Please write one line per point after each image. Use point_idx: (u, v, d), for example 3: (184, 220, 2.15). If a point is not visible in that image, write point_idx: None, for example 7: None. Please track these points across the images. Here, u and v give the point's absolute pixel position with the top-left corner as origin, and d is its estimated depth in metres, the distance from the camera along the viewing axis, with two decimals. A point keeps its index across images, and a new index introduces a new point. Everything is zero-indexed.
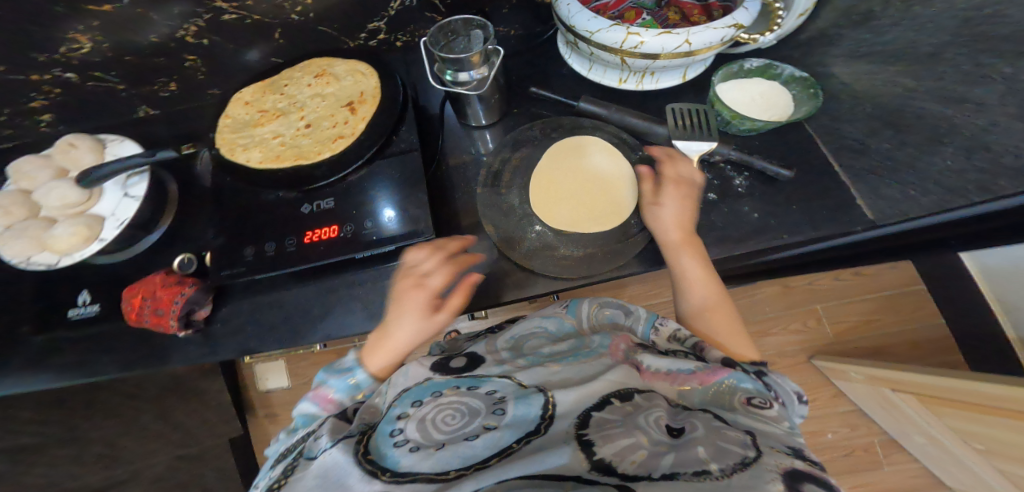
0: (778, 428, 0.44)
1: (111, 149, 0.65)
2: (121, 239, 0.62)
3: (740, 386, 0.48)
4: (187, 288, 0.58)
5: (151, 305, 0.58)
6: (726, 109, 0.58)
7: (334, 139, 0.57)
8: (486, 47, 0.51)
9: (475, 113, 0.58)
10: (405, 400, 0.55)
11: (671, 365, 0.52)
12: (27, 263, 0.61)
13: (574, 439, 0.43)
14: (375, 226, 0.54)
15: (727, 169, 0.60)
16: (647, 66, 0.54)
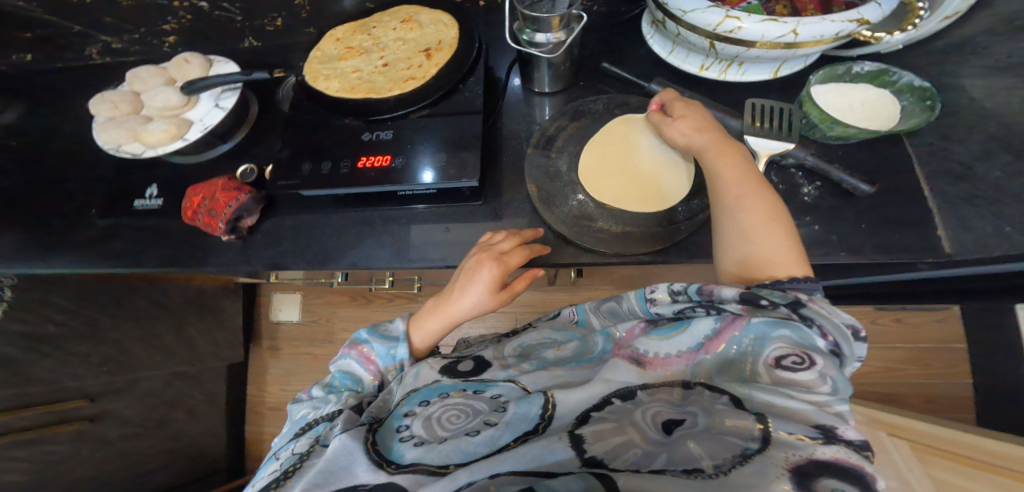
0: (809, 399, 0.38)
1: (216, 69, 0.72)
2: (200, 142, 0.67)
3: (772, 340, 0.42)
4: (243, 194, 0.60)
5: (208, 204, 0.60)
6: (814, 111, 0.53)
7: (396, 77, 0.61)
8: (567, 13, 0.52)
9: (539, 77, 0.61)
10: (415, 396, 0.53)
11: (677, 343, 0.48)
12: (114, 147, 0.66)
13: (567, 436, 0.42)
14: (425, 163, 0.56)
15: (797, 174, 0.56)
16: (737, 54, 0.53)
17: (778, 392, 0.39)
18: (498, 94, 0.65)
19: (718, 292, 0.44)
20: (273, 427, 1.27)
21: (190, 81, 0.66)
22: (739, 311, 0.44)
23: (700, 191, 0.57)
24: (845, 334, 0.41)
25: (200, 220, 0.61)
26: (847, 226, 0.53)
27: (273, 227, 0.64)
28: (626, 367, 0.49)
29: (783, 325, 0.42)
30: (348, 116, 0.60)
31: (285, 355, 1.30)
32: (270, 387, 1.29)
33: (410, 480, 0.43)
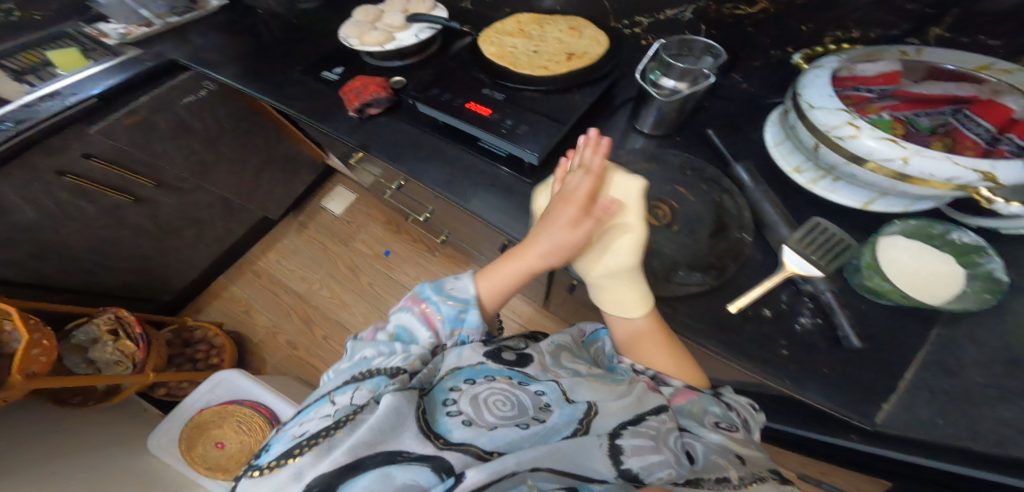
0: (755, 453, 0.50)
1: (436, 13, 0.91)
2: (389, 53, 0.85)
3: (711, 407, 0.54)
4: (382, 92, 0.75)
5: (360, 89, 0.76)
6: (867, 254, 0.53)
7: (536, 59, 0.70)
8: (696, 69, 0.61)
9: (645, 116, 0.68)
10: (459, 374, 0.53)
11: (655, 398, 0.54)
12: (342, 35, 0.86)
13: (606, 444, 0.47)
14: (509, 128, 0.64)
15: (807, 302, 0.56)
16: (832, 166, 0.51)
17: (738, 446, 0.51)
18: (604, 116, 0.72)
19: (667, 378, 0.57)
20: (238, 292, 1.35)
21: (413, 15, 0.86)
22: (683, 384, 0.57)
23: (712, 270, 0.56)
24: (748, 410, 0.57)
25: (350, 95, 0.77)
26: (806, 354, 0.53)
27: (386, 123, 0.78)
28: (649, 395, 0.54)
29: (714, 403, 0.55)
30: (485, 71, 0.71)
31: (305, 234, 1.42)
32: (270, 254, 1.39)
33: (460, 460, 0.45)
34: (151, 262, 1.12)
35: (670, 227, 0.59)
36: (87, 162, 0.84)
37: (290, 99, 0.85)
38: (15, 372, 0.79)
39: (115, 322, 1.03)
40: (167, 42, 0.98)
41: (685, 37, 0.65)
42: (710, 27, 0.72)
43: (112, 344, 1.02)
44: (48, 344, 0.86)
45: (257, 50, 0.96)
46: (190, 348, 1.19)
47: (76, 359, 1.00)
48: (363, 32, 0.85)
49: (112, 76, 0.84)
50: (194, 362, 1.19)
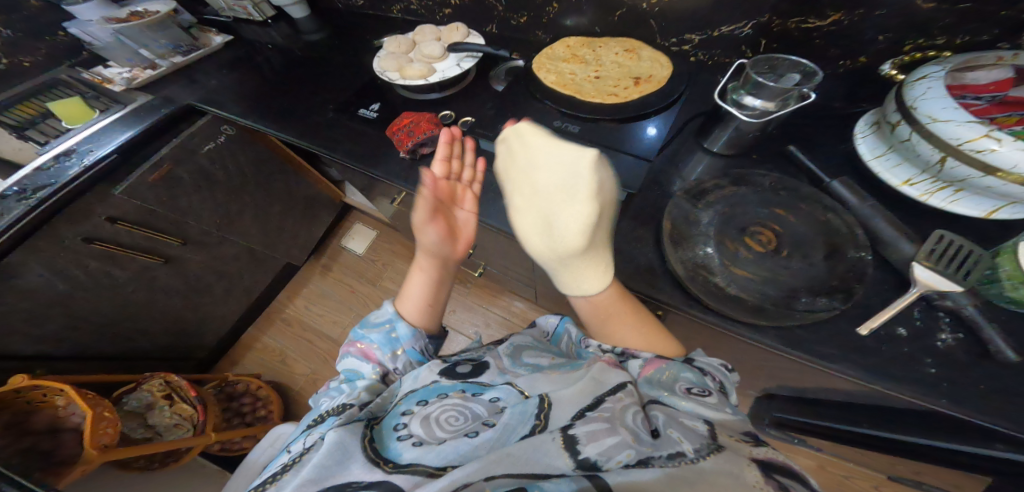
0: (721, 411, 0.46)
1: (472, 40, 0.89)
2: (431, 85, 0.82)
3: (680, 376, 0.51)
4: (436, 130, 0.72)
5: (411, 128, 0.73)
6: (1005, 265, 0.53)
7: (603, 87, 0.76)
8: (789, 91, 0.62)
9: (717, 135, 0.69)
10: (413, 397, 0.55)
11: (613, 375, 0.52)
12: (380, 71, 0.83)
13: (559, 437, 0.44)
14: (598, 163, 0.65)
15: (943, 317, 0.55)
16: (962, 178, 0.55)
17: (716, 413, 0.46)
18: (674, 141, 0.73)
19: (637, 352, 0.57)
20: (271, 342, 1.27)
21: (453, 45, 0.84)
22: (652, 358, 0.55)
23: (839, 294, 0.55)
24: (721, 370, 0.55)
25: (402, 136, 0.73)
26: (955, 369, 0.53)
27: None
28: (608, 373, 0.52)
29: (685, 367, 0.53)
30: (564, 107, 0.73)
31: (330, 277, 1.35)
32: (297, 298, 1.32)
33: (408, 481, 0.44)
34: (184, 320, 1.04)
35: (777, 253, 0.59)
36: (114, 225, 0.78)
37: (332, 140, 0.80)
38: (88, 445, 0.73)
39: (166, 388, 0.96)
40: (180, 86, 0.90)
41: (772, 55, 0.69)
42: (770, 40, 0.78)
43: (168, 408, 0.96)
44: (112, 415, 0.79)
45: (283, 87, 0.91)
46: (236, 402, 1.10)
47: (133, 425, 0.92)
48: (404, 66, 0.83)
49: (129, 129, 0.78)
50: (242, 417, 1.09)
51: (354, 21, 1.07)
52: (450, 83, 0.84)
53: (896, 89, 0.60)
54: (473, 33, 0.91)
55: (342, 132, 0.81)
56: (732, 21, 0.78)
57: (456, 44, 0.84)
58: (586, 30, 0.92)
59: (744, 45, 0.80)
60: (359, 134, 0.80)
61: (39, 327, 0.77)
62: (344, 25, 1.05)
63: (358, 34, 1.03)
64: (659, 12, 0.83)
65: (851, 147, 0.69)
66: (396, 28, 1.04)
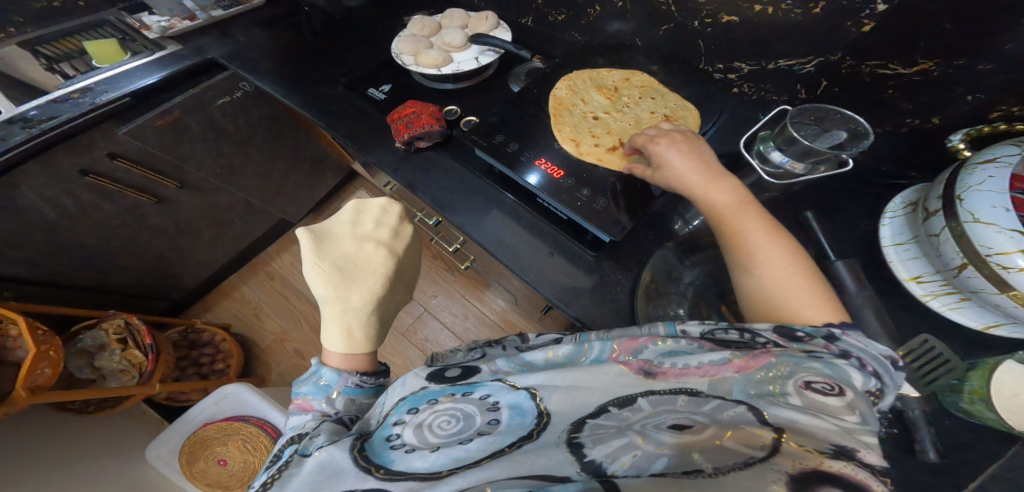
0: (837, 423, 0.33)
1: (498, 33, 0.84)
2: (445, 75, 0.79)
3: (803, 366, 0.37)
4: (436, 125, 0.69)
5: (411, 118, 0.70)
6: (975, 380, 0.49)
7: (622, 128, 0.68)
8: (819, 155, 0.55)
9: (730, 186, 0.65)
10: (403, 403, 0.45)
11: (702, 355, 0.39)
12: (395, 54, 0.80)
13: (565, 441, 0.38)
14: (586, 199, 0.61)
15: (886, 412, 0.50)
16: (973, 289, 0.48)
17: (814, 418, 0.34)
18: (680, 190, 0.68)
19: (751, 330, 0.41)
20: (248, 292, 1.33)
21: (476, 36, 0.80)
22: (773, 343, 0.40)
23: None
24: (885, 365, 0.37)
25: (402, 123, 0.71)
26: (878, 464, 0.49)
27: (434, 157, 0.73)
28: (625, 373, 0.41)
29: (807, 356, 0.38)
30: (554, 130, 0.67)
31: None
32: (282, 256, 1.37)
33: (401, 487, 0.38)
34: (164, 259, 1.08)
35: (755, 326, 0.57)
36: (113, 162, 0.80)
37: (333, 116, 0.79)
38: (19, 387, 0.77)
39: (122, 330, 1.00)
40: (206, 35, 0.89)
41: (819, 106, 0.62)
42: (834, 83, 0.68)
43: (119, 353, 1.00)
44: (54, 356, 0.84)
45: (302, 51, 0.89)
46: (197, 351, 1.17)
47: (80, 363, 0.98)
48: (420, 50, 0.79)
49: (151, 74, 0.78)
50: (198, 367, 1.16)
51: None
52: (466, 76, 0.81)
53: (955, 168, 0.50)
54: (503, 25, 0.86)
55: (346, 109, 0.80)
56: (792, 55, 0.69)
57: (478, 37, 0.79)
58: (626, 38, 0.83)
59: (801, 82, 0.71)
60: (362, 115, 0.78)
61: (18, 250, 0.81)
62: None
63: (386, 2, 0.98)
64: (713, 33, 0.73)
65: (871, 225, 0.62)
66: (431, 5, 0.98)
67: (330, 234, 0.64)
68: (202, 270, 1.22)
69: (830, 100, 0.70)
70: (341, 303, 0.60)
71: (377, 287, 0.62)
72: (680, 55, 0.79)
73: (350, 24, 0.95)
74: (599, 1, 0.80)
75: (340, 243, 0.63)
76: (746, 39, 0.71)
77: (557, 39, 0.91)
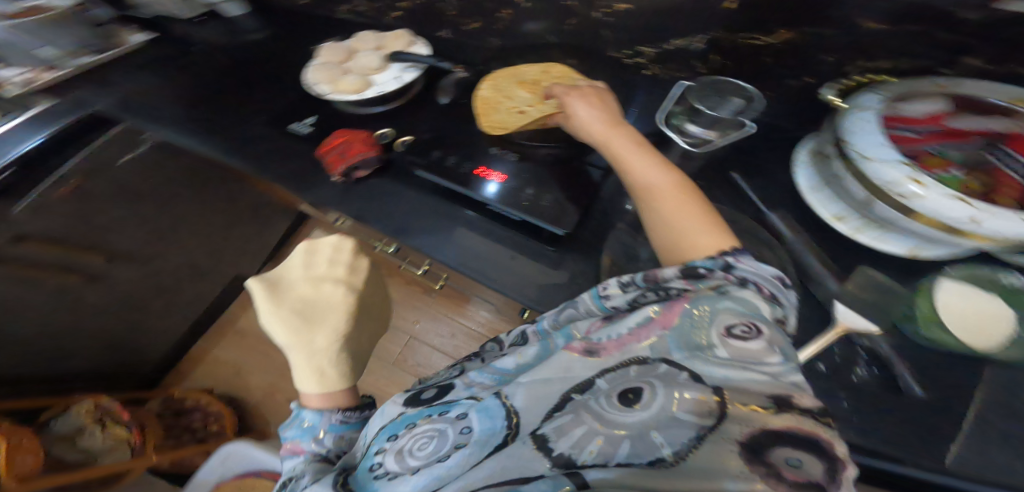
0: (762, 369, 0.35)
1: (415, 49, 0.84)
2: (370, 100, 0.78)
3: (719, 310, 0.39)
4: (369, 151, 0.69)
5: (343, 149, 0.70)
6: (924, 305, 0.51)
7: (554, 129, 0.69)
8: (726, 120, 0.62)
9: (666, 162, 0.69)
10: (382, 433, 0.47)
11: (627, 321, 0.43)
12: (310, 86, 0.78)
13: (531, 439, 0.38)
14: (531, 198, 0.62)
15: (861, 353, 0.52)
16: (888, 218, 0.50)
17: (739, 366, 0.36)
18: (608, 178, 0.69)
19: (662, 277, 0.44)
20: (222, 354, 1.32)
21: (393, 55, 0.80)
22: (684, 290, 0.43)
23: None
24: (776, 285, 0.42)
25: (333, 157, 0.70)
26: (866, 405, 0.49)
27: (376, 184, 0.71)
28: (579, 360, 0.42)
29: (722, 299, 0.40)
30: (495, 144, 0.69)
31: None
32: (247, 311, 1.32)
33: None
34: (110, 340, 1.02)
35: None
36: (21, 248, 0.74)
37: (257, 160, 0.75)
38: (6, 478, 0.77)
39: (97, 412, 1.02)
40: (92, 92, 0.82)
41: (716, 77, 0.65)
42: (721, 56, 0.71)
43: (100, 432, 1.01)
44: (31, 445, 0.84)
45: (212, 97, 0.84)
46: (187, 418, 1.19)
47: (64, 448, 0.98)
48: (337, 78, 0.78)
49: (28, 137, 0.69)
50: (194, 432, 1.18)
51: (302, 24, 0.99)
52: (389, 97, 0.78)
53: (833, 121, 0.55)
54: (419, 42, 0.85)
55: (270, 152, 0.76)
56: (683, 35, 0.70)
57: (395, 56, 0.80)
58: (541, 38, 0.83)
59: (695, 59, 0.73)
60: (291, 156, 0.75)
61: None
62: (290, 32, 0.98)
63: (298, 38, 0.96)
64: (616, 22, 0.73)
65: (789, 176, 0.64)
66: (345, 36, 0.96)
67: (285, 280, 0.62)
68: (157, 341, 1.17)
69: (724, 73, 0.72)
70: (307, 346, 0.58)
71: (341, 326, 0.60)
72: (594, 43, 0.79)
73: (263, 66, 0.91)
74: (508, 5, 0.79)
75: (297, 288, 0.62)
76: (648, 19, 0.71)
77: (479, 48, 0.90)
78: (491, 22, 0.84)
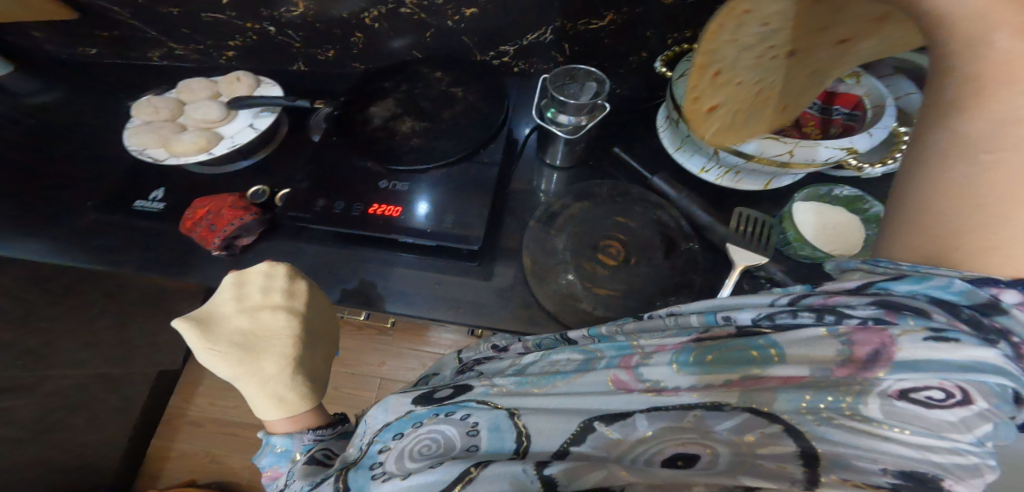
0: (928, 448, 0.28)
1: (262, 89, 0.76)
2: (224, 157, 0.71)
3: (916, 367, 0.29)
4: (247, 215, 0.64)
5: (211, 219, 0.64)
6: (791, 230, 0.62)
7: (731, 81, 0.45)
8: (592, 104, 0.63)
9: (555, 151, 0.73)
10: (386, 433, 0.45)
11: (737, 361, 0.36)
12: (145, 155, 0.69)
13: (533, 471, 0.35)
14: (434, 223, 0.61)
15: (764, 283, 0.63)
16: (734, 162, 0.63)
17: (898, 437, 0.29)
18: (503, 186, 0.73)
19: (839, 300, 0.33)
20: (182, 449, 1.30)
21: (236, 102, 0.72)
22: (876, 323, 0.31)
23: (681, 287, 0.62)
24: None
25: (202, 230, 0.64)
26: None
27: (263, 247, 0.67)
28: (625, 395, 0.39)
29: (938, 353, 0.29)
30: (388, 168, 0.65)
31: None
32: None
33: None
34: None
35: (628, 261, 0.64)
36: None
37: (117, 254, 0.67)
38: None
39: None
40: None
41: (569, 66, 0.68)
42: (572, 43, 0.74)
43: None
44: None
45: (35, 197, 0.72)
46: None
47: None
48: (175, 139, 0.69)
49: None
50: None
51: (124, 86, 0.86)
52: (251, 149, 0.72)
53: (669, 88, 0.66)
54: (264, 81, 0.78)
55: (132, 241, 0.68)
56: (533, 29, 0.73)
57: (240, 103, 0.72)
58: (402, 53, 0.80)
59: (553, 50, 0.76)
60: (159, 240, 0.68)
61: None
62: (112, 98, 0.85)
63: (125, 106, 0.84)
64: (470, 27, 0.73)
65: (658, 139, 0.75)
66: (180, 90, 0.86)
67: (217, 318, 0.60)
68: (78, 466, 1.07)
69: (578, 59, 0.76)
70: (258, 374, 0.57)
71: (288, 348, 0.59)
72: (454, 49, 0.78)
73: (90, 144, 0.79)
74: (356, 27, 0.76)
75: (232, 319, 0.60)
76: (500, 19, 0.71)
77: (338, 73, 0.85)
78: (343, 46, 0.79)
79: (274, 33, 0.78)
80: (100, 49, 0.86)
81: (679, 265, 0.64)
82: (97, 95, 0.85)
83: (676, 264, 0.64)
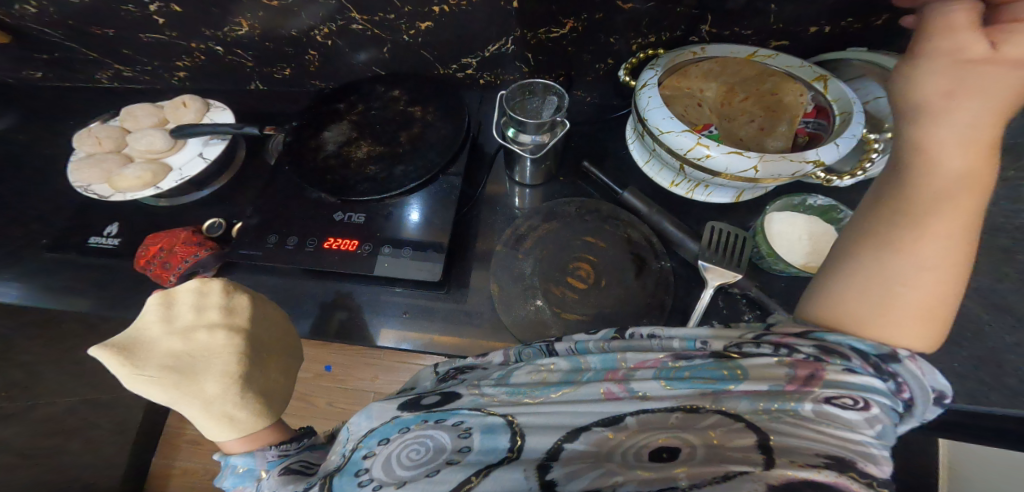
0: (845, 440, 0.34)
1: (211, 114, 0.73)
2: (175, 189, 0.68)
3: (841, 382, 0.36)
4: (201, 252, 0.62)
5: (165, 257, 0.62)
6: (765, 244, 0.59)
7: None
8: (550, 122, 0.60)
9: (522, 170, 0.69)
10: (372, 436, 0.44)
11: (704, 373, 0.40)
12: (90, 191, 0.66)
13: (534, 477, 0.37)
14: (391, 256, 0.59)
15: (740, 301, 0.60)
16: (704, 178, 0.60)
17: (823, 431, 0.35)
18: (468, 206, 0.70)
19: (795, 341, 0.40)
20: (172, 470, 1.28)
21: (180, 130, 0.69)
22: (815, 356, 0.38)
23: (650, 310, 0.60)
24: (926, 397, 0.37)
25: (156, 268, 0.62)
26: None
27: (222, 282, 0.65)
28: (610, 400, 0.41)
29: (852, 375, 0.36)
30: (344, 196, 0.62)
31: None
32: None
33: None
34: None
35: (597, 284, 0.62)
36: None
37: (69, 293, 0.65)
38: None
39: None
40: None
41: (522, 83, 0.63)
42: (535, 53, 0.70)
43: None
44: None
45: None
46: None
47: None
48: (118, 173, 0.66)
49: None
50: None
51: (78, 112, 0.83)
52: (205, 179, 0.70)
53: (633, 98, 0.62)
54: (214, 104, 0.75)
55: (86, 279, 0.66)
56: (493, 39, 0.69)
57: (184, 131, 0.69)
58: (362, 69, 0.77)
59: (516, 61, 0.72)
60: (113, 277, 0.66)
61: None
62: (66, 125, 0.82)
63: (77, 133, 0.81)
64: (427, 41, 0.70)
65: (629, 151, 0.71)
66: None
67: (143, 343, 0.56)
68: None
69: (542, 69, 0.73)
70: (198, 398, 0.53)
71: (229, 365, 0.55)
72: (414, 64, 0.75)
73: (44, 176, 0.76)
74: (310, 45, 0.72)
75: (161, 343, 0.56)
76: (457, 32, 0.68)
77: (298, 92, 0.82)
78: (300, 64, 0.76)
79: (226, 53, 0.75)
80: (50, 74, 0.83)
81: (649, 286, 0.62)
82: (50, 123, 0.82)
83: (644, 286, 0.62)
